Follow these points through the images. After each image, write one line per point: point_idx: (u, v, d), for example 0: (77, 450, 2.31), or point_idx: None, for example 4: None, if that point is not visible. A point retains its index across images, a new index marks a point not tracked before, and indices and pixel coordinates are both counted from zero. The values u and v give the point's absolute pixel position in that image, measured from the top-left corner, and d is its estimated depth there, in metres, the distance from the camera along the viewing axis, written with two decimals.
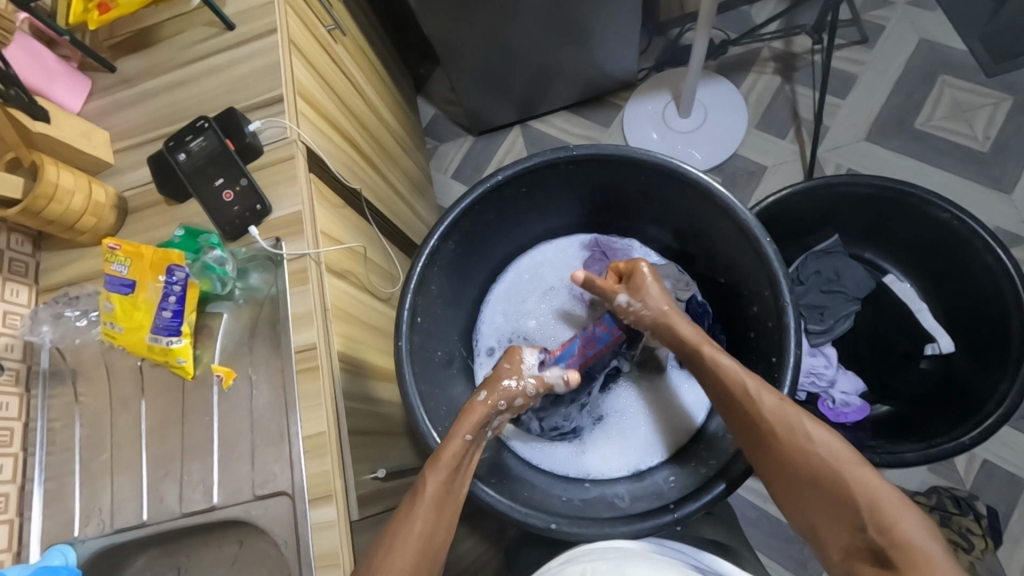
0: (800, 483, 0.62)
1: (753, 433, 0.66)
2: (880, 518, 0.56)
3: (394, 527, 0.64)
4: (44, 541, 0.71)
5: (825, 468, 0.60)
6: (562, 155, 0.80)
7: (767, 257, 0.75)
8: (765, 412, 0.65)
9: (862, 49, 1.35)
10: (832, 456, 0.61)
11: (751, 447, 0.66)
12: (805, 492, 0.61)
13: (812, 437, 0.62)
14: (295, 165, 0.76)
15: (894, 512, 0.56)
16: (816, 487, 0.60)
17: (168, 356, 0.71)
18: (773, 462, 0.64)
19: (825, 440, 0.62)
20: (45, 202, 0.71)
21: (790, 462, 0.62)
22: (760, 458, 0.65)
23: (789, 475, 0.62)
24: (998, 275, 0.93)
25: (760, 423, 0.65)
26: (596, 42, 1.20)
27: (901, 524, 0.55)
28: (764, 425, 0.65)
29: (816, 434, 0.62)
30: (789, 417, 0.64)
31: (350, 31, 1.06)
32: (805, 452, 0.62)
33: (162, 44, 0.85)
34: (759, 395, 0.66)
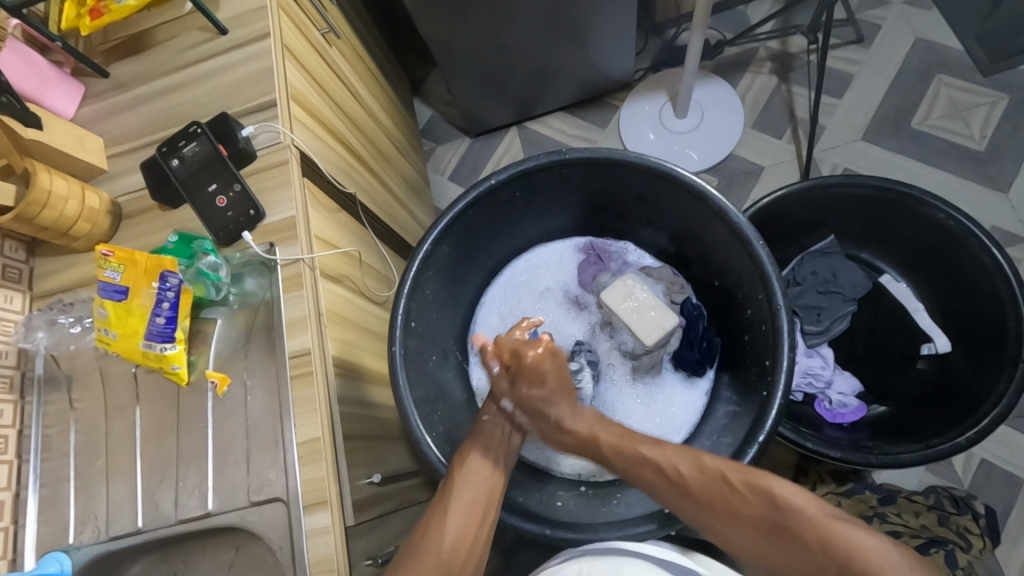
0: (760, 530, 0.61)
1: (688, 499, 0.66)
2: (835, 552, 0.55)
3: (427, 530, 0.66)
4: (39, 548, 0.71)
5: (772, 517, 0.61)
6: (556, 159, 0.81)
7: (761, 260, 0.75)
8: (692, 480, 0.66)
9: (858, 48, 1.35)
10: (774, 499, 0.61)
11: (692, 512, 0.66)
12: (758, 543, 0.61)
13: (749, 486, 0.63)
14: (289, 170, 0.76)
15: (845, 536, 0.56)
16: (770, 537, 0.60)
17: (162, 362, 0.71)
18: (720, 519, 0.64)
19: (762, 483, 0.63)
20: (38, 209, 0.71)
21: (733, 519, 0.63)
22: (708, 527, 0.65)
23: (737, 531, 0.62)
24: (994, 275, 0.93)
25: (693, 489, 0.66)
26: (591, 43, 1.20)
27: (858, 550, 0.54)
28: (697, 492, 0.65)
29: (751, 484, 0.63)
30: (723, 474, 0.65)
31: (345, 34, 1.06)
32: (746, 504, 0.62)
33: (156, 49, 0.85)
34: (679, 466, 0.67)
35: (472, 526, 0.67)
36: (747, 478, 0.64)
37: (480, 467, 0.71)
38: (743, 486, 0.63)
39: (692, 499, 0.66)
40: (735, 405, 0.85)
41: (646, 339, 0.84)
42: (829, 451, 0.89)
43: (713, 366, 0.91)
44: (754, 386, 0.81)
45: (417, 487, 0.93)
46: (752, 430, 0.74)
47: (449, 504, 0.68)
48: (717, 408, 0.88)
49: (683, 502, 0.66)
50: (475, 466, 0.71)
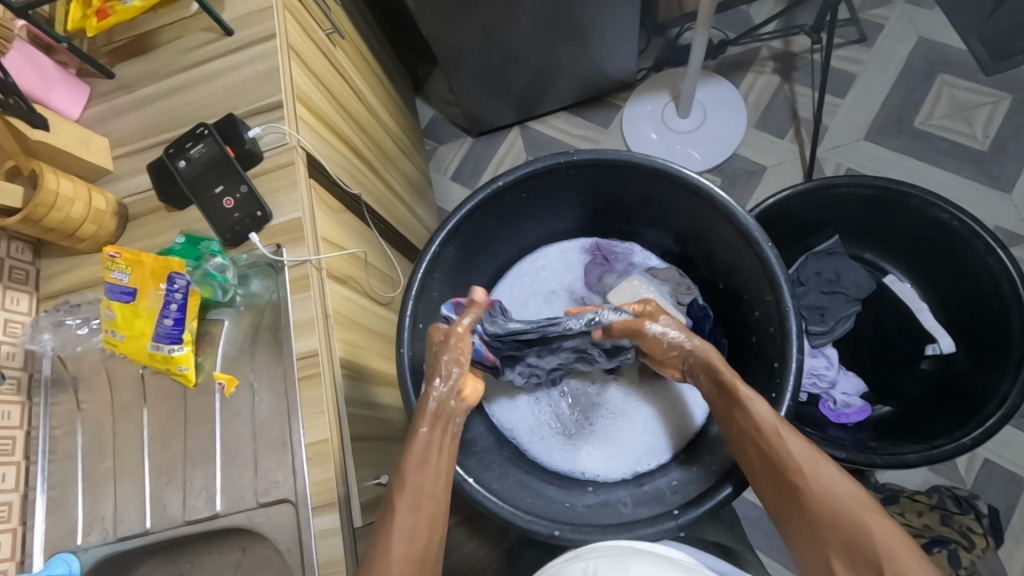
0: (817, 531, 0.62)
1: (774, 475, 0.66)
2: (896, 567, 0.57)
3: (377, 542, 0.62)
4: (47, 549, 0.71)
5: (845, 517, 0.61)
6: (563, 160, 0.81)
7: (769, 261, 0.76)
8: (792, 454, 0.65)
9: (861, 48, 1.35)
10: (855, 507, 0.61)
11: (773, 489, 0.66)
12: (816, 540, 0.62)
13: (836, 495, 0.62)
14: (295, 171, 0.76)
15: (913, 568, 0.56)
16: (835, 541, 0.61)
17: (169, 364, 0.71)
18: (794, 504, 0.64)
19: (850, 495, 0.62)
20: (45, 210, 0.71)
21: (806, 504, 0.63)
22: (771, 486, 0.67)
23: (806, 516, 0.63)
24: (998, 276, 0.93)
25: (788, 464, 0.65)
26: (594, 43, 1.20)
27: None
28: (790, 473, 0.65)
29: (839, 485, 0.63)
30: (816, 463, 0.64)
31: (349, 35, 1.06)
32: (828, 500, 0.62)
33: (160, 49, 0.85)
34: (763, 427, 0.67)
35: (421, 537, 0.64)
36: (837, 487, 0.63)
37: (427, 460, 0.69)
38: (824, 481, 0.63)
39: (776, 473, 0.66)
40: None
41: None
42: (834, 452, 0.90)
43: None
44: (762, 387, 0.81)
45: None
46: None
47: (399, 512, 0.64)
48: None
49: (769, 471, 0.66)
50: (436, 455, 0.70)
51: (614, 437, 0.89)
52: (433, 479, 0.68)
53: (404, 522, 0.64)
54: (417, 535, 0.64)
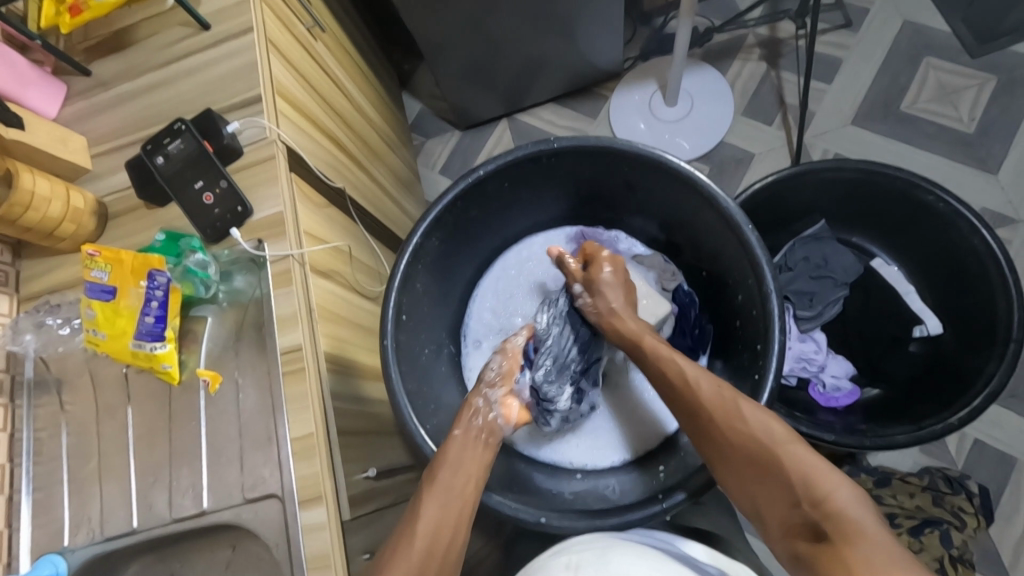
0: (745, 479, 0.61)
1: (700, 433, 0.66)
2: (810, 492, 0.55)
3: (398, 542, 0.61)
4: (35, 551, 0.71)
5: (760, 450, 0.60)
6: (544, 148, 0.80)
7: (751, 245, 0.75)
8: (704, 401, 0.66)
9: (847, 33, 1.35)
10: (767, 435, 0.61)
11: (698, 436, 0.67)
12: (739, 465, 0.61)
13: (746, 415, 0.63)
14: (275, 166, 0.75)
15: (823, 480, 0.55)
16: (759, 478, 0.59)
17: (152, 362, 0.71)
18: (719, 455, 0.64)
19: (763, 430, 0.61)
20: (21, 210, 0.70)
21: (726, 445, 0.63)
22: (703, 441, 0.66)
23: (729, 455, 0.63)
24: (984, 257, 0.93)
25: (706, 412, 0.66)
26: (579, 33, 1.20)
27: (833, 495, 0.53)
28: (704, 410, 0.66)
29: (752, 417, 0.62)
30: (730, 402, 0.65)
31: (330, 28, 1.05)
32: (743, 436, 0.62)
33: (137, 45, 0.84)
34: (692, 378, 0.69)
35: (444, 537, 0.62)
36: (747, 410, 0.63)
37: (447, 477, 0.67)
38: (731, 416, 0.64)
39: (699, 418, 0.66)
40: None
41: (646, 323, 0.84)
42: (822, 435, 0.90)
43: (706, 354, 0.91)
44: (746, 371, 0.81)
45: (414, 480, 0.93)
46: None
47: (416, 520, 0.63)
48: None
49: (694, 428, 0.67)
50: (448, 475, 0.67)
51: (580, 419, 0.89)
52: (462, 494, 0.66)
53: (428, 516, 0.63)
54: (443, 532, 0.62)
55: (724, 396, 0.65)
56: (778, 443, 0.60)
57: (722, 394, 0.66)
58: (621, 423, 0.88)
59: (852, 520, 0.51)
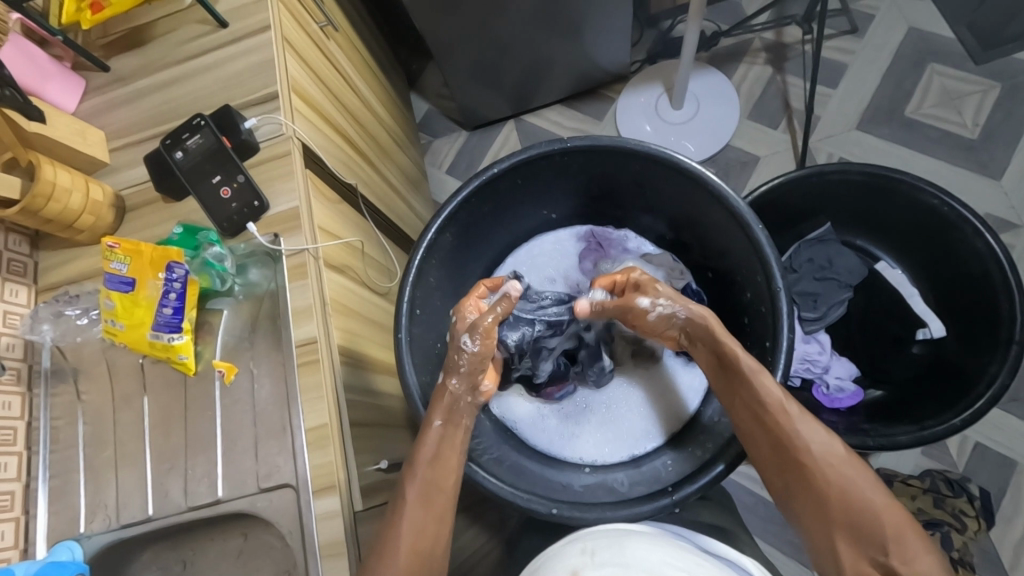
0: (830, 521, 0.65)
1: (790, 465, 0.67)
2: (903, 552, 0.61)
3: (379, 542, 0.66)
4: (50, 538, 0.72)
5: (859, 507, 0.64)
6: (557, 147, 0.81)
7: (760, 243, 0.76)
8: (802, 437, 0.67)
9: (852, 38, 1.36)
10: (861, 483, 0.65)
11: (781, 465, 0.68)
12: (827, 511, 0.65)
13: (843, 468, 0.65)
14: (292, 161, 0.76)
15: (911, 548, 0.61)
16: (844, 519, 0.64)
17: (169, 352, 0.72)
18: (807, 491, 0.66)
19: (863, 479, 0.65)
20: (43, 202, 0.71)
21: (816, 487, 0.65)
22: (790, 474, 0.67)
23: (817, 496, 0.65)
24: (987, 259, 0.94)
25: (797, 447, 0.67)
26: (586, 35, 1.21)
27: (920, 556, 0.60)
28: (798, 447, 0.67)
29: (849, 467, 0.65)
30: (827, 447, 0.67)
31: (343, 28, 1.06)
32: (841, 484, 0.65)
33: (155, 42, 0.85)
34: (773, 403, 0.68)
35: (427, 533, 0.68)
36: (841, 461, 0.66)
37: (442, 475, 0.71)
38: (825, 454, 0.66)
39: (787, 451, 0.67)
40: None
41: None
42: None
43: None
44: None
45: None
46: None
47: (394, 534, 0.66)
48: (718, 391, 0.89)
49: (783, 454, 0.68)
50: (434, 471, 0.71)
51: (586, 416, 0.90)
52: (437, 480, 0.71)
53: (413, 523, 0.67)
54: (426, 531, 0.68)
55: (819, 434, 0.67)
56: (873, 497, 0.64)
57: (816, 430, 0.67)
58: (629, 419, 0.89)
59: None
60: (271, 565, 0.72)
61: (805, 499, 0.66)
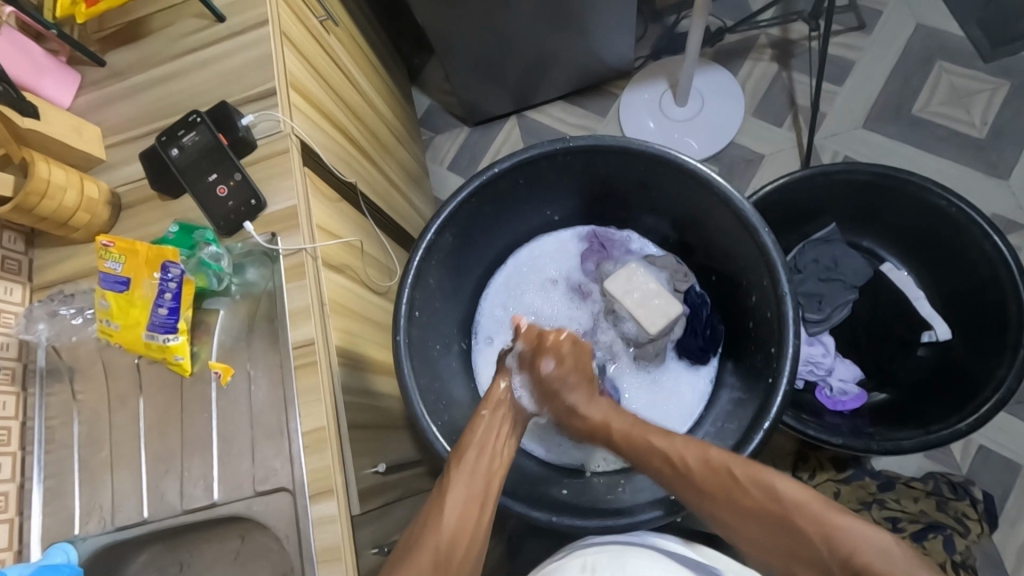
0: (819, 569, 0.60)
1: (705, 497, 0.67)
2: (838, 550, 0.59)
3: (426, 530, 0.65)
4: (45, 539, 0.71)
5: (779, 512, 0.63)
6: (560, 147, 0.80)
7: (766, 247, 0.75)
8: (701, 469, 0.67)
9: (860, 34, 1.34)
10: (778, 494, 0.64)
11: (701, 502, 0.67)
12: (758, 534, 0.64)
13: (754, 482, 0.65)
14: (290, 159, 0.75)
15: (845, 533, 0.59)
16: (775, 533, 0.63)
17: (165, 353, 0.71)
18: (774, 539, 0.63)
19: (774, 482, 0.64)
20: (37, 199, 0.70)
21: (738, 514, 0.65)
22: (710, 507, 0.67)
23: (742, 524, 0.65)
24: (995, 262, 0.93)
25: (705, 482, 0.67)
26: (590, 31, 1.19)
27: (854, 540, 0.58)
28: (704, 485, 0.67)
29: (766, 481, 0.64)
30: (734, 467, 0.66)
31: (343, 22, 1.05)
32: (758, 498, 0.64)
33: (152, 36, 0.84)
34: (683, 455, 0.69)
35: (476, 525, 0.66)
36: (751, 472, 0.65)
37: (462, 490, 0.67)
38: (749, 481, 0.65)
39: (695, 487, 0.67)
40: (740, 392, 0.85)
41: (651, 327, 0.84)
42: (830, 438, 0.90)
43: (717, 354, 0.91)
44: (759, 373, 0.81)
45: (421, 476, 0.93)
46: (757, 418, 0.75)
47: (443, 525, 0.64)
48: (721, 395, 0.88)
49: (696, 491, 0.67)
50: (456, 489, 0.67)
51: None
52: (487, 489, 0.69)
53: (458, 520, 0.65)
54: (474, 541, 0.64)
55: (765, 484, 0.64)
56: (786, 493, 0.63)
57: (760, 483, 0.65)
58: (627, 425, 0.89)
59: (882, 569, 0.56)
60: (268, 567, 0.71)
61: (785, 553, 0.62)
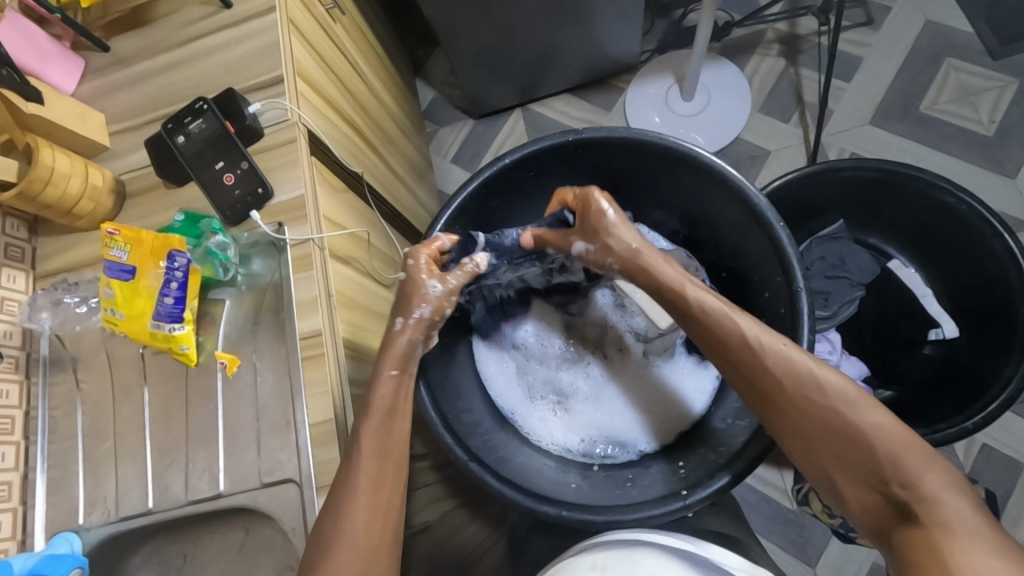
0: (874, 491, 0.55)
1: (766, 395, 0.60)
2: (903, 475, 0.53)
3: (334, 517, 0.60)
4: (49, 529, 0.71)
5: (848, 426, 0.56)
6: (571, 138, 0.79)
7: (781, 241, 0.75)
8: (772, 368, 0.60)
9: (868, 31, 1.33)
10: (850, 402, 0.57)
11: (760, 399, 0.61)
12: (819, 445, 0.57)
13: (830, 391, 0.57)
14: (297, 148, 0.74)
15: (914, 462, 0.53)
16: (835, 449, 0.56)
17: (170, 343, 0.70)
18: (838, 459, 0.56)
19: (848, 393, 0.57)
20: (41, 186, 0.69)
21: (804, 420, 0.58)
22: (769, 414, 0.60)
23: (802, 430, 0.58)
24: (1004, 260, 0.92)
25: (767, 382, 0.60)
26: (598, 23, 1.18)
27: (924, 474, 0.53)
28: (769, 379, 0.60)
29: (840, 386, 0.57)
30: (809, 371, 0.59)
31: (349, 11, 1.04)
32: (829, 408, 0.57)
33: (157, 23, 0.83)
34: (760, 341, 0.61)
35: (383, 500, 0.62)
36: (829, 379, 0.58)
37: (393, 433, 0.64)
38: (824, 390, 0.58)
39: (760, 383, 0.60)
40: None
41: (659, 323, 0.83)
42: None
43: None
44: None
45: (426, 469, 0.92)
46: None
47: (353, 498, 0.60)
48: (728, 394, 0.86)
49: (757, 389, 0.61)
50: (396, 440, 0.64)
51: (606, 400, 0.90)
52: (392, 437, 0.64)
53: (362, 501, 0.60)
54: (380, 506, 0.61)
55: (842, 400, 0.57)
56: (858, 409, 0.56)
57: (839, 394, 0.57)
58: (636, 414, 0.89)
59: (946, 507, 0.51)
60: (272, 559, 0.71)
61: (840, 471, 0.56)
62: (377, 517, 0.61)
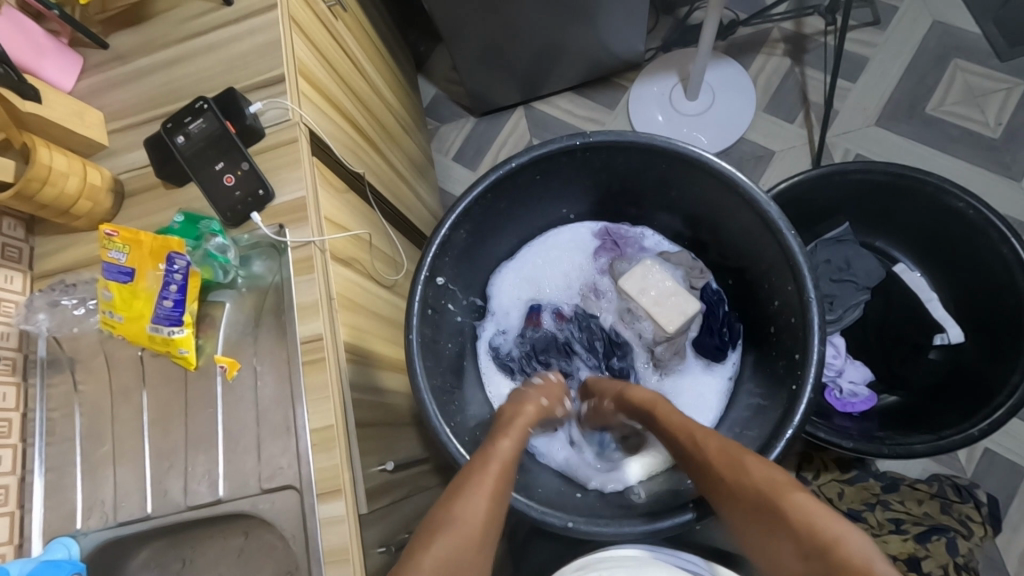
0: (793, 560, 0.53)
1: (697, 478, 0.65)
2: (812, 534, 0.52)
3: (437, 512, 0.57)
4: (46, 533, 0.70)
5: (758, 496, 0.57)
6: (579, 142, 0.78)
7: (792, 250, 0.74)
8: (691, 454, 0.67)
9: (875, 30, 1.32)
10: (752, 476, 0.59)
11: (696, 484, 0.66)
12: (741, 520, 0.58)
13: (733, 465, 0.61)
14: (299, 149, 0.73)
15: (816, 519, 0.52)
16: (753, 526, 0.57)
17: (169, 346, 0.69)
18: (756, 530, 0.57)
19: (748, 462, 0.61)
20: (39, 185, 0.68)
21: (725, 498, 0.61)
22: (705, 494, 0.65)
23: (727, 512, 0.61)
24: (1012, 266, 0.91)
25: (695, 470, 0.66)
26: (602, 21, 1.17)
27: (826, 529, 0.51)
28: (692, 465, 0.66)
29: (748, 463, 0.61)
30: (726, 453, 0.63)
31: (351, 7, 1.02)
32: (736, 483, 0.60)
33: (156, 19, 0.81)
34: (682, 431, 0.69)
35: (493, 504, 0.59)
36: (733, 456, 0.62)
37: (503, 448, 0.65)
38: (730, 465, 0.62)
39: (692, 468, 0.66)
40: (757, 397, 0.84)
41: (670, 324, 0.83)
42: (841, 441, 0.89)
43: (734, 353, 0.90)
44: (782, 378, 0.80)
45: (427, 473, 0.92)
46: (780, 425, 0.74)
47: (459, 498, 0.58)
48: (739, 398, 0.87)
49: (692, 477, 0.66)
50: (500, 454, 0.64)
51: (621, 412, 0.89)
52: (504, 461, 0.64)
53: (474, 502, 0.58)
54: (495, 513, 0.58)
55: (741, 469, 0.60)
56: (760, 479, 0.58)
57: (738, 466, 0.61)
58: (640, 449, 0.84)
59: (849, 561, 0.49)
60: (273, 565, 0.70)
61: (762, 546, 0.56)
62: (488, 522, 0.57)
